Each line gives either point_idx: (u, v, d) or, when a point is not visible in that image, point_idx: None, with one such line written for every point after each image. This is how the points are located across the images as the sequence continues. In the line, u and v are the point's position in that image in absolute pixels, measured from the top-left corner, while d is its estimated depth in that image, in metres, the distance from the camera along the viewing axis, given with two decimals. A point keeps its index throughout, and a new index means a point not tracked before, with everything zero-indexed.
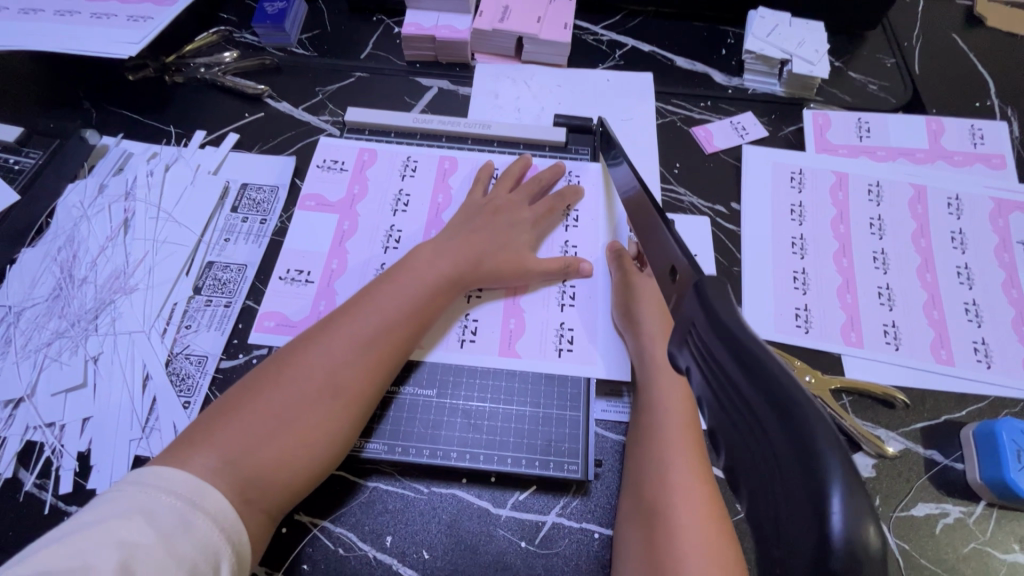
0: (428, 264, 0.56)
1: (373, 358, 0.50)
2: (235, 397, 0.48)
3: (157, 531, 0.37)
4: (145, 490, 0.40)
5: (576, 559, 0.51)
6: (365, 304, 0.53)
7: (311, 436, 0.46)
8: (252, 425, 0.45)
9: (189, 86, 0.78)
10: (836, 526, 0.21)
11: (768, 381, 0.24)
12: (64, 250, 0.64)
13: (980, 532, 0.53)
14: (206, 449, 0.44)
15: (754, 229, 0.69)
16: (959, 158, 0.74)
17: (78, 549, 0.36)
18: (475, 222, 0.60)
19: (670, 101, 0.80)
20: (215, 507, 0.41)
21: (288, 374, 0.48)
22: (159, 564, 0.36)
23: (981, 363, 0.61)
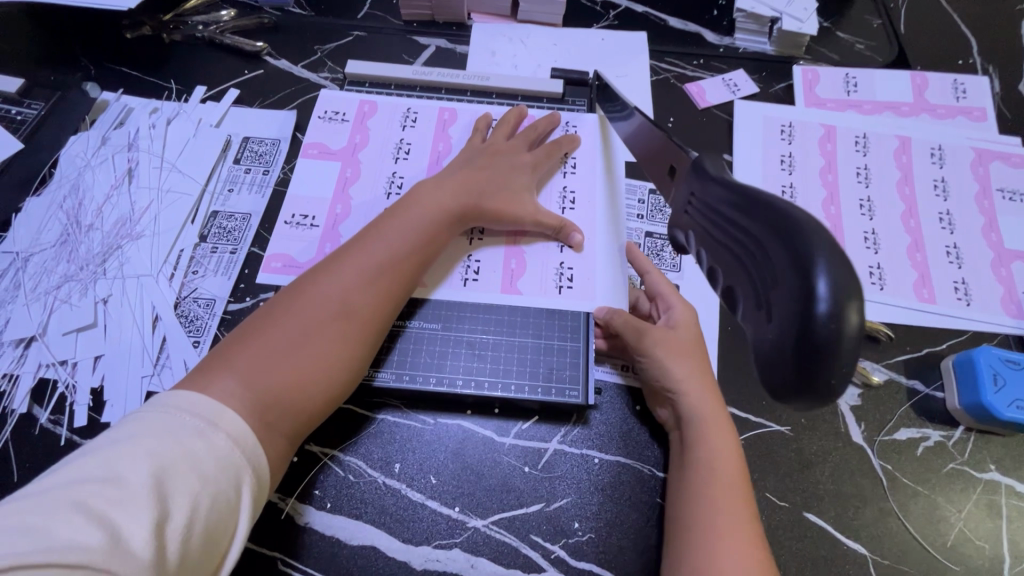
0: (430, 200, 0.58)
1: (380, 290, 0.53)
2: (248, 328, 0.49)
3: (182, 448, 0.39)
4: (167, 411, 0.41)
5: (577, 482, 0.53)
6: (368, 239, 0.55)
7: (325, 362, 0.49)
8: (267, 351, 0.47)
9: (187, 43, 0.78)
10: (820, 288, 0.27)
11: (759, 207, 0.32)
12: (69, 198, 0.65)
13: (959, 454, 0.56)
14: (223, 374, 0.45)
15: (745, 179, 0.72)
16: (942, 111, 0.77)
17: (110, 461, 0.38)
18: (475, 164, 0.62)
19: (664, 59, 0.81)
20: (236, 429, 0.42)
21: (297, 305, 0.50)
22: (184, 479, 0.38)
23: (961, 300, 0.64)
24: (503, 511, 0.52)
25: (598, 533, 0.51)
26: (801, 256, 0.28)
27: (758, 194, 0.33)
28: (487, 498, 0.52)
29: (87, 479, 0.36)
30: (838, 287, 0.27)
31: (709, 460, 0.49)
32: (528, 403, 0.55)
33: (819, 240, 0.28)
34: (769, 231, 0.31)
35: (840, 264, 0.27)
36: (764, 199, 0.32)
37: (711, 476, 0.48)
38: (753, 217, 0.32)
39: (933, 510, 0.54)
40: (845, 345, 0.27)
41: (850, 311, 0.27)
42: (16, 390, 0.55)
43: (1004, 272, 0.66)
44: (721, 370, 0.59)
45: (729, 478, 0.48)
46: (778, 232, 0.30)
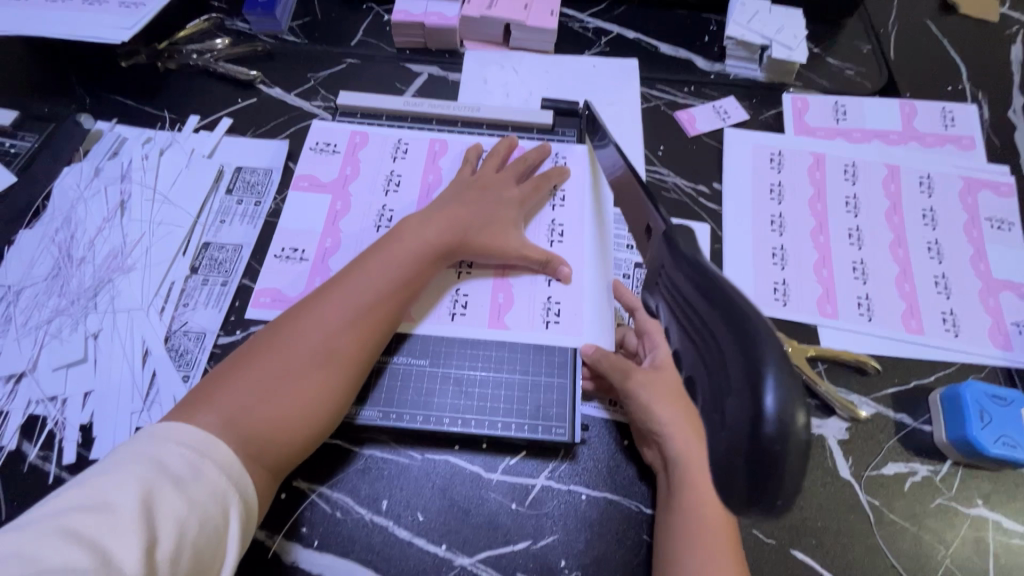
0: (416, 235, 0.58)
1: (366, 323, 0.53)
2: (234, 363, 0.50)
3: (171, 476, 0.40)
4: (157, 441, 0.42)
5: (564, 518, 0.53)
6: (355, 273, 0.55)
7: (308, 397, 0.49)
8: (251, 387, 0.48)
9: (181, 72, 0.79)
10: (766, 406, 0.27)
11: (716, 297, 0.32)
12: (62, 230, 0.65)
13: (946, 489, 0.56)
14: (207, 411, 0.46)
15: (734, 207, 0.72)
16: (931, 139, 0.77)
17: (99, 490, 0.38)
18: (462, 198, 0.62)
19: (655, 86, 0.82)
20: (222, 460, 0.43)
21: (283, 340, 0.51)
22: (173, 504, 0.38)
23: (950, 332, 0.64)
24: (490, 549, 0.52)
25: (585, 570, 0.51)
26: (753, 364, 0.28)
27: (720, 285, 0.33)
28: (474, 535, 0.52)
29: (77, 506, 0.37)
30: (785, 405, 0.27)
31: (695, 501, 0.50)
32: (515, 438, 0.56)
33: (772, 351, 0.28)
34: (725, 331, 0.31)
35: (785, 381, 0.27)
36: (723, 293, 0.32)
37: (698, 515, 0.49)
38: (711, 309, 0.32)
39: (920, 546, 0.54)
40: (791, 463, 0.28)
41: (794, 425, 0.27)
42: (5, 426, 0.55)
43: (992, 303, 0.66)
44: None
45: (714, 518, 0.49)
46: (733, 335, 0.30)
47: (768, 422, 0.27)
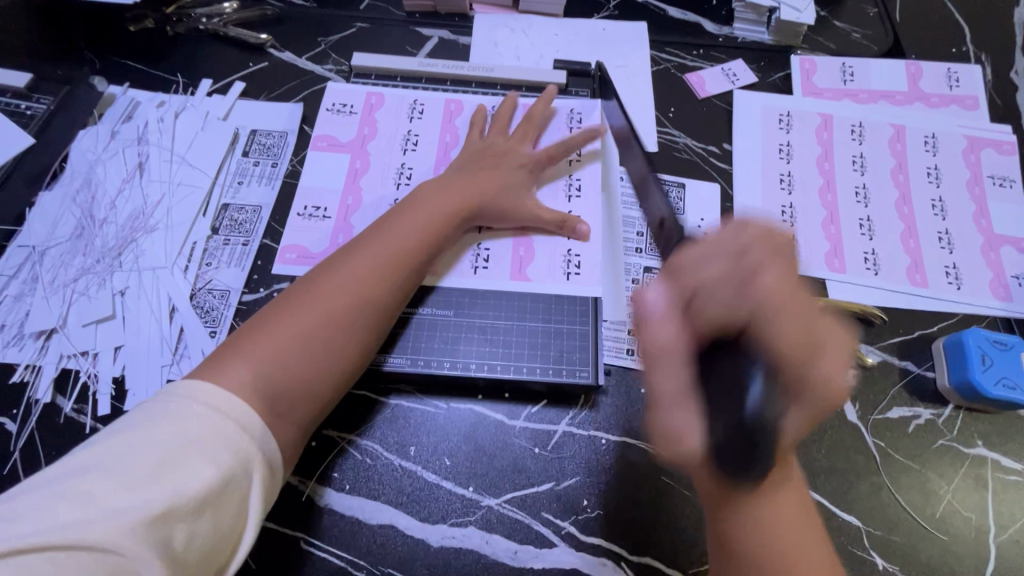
0: (437, 197, 0.60)
1: (386, 283, 0.54)
2: (259, 317, 0.51)
3: (186, 435, 0.41)
4: (176, 398, 0.43)
5: (586, 461, 0.56)
6: (376, 236, 0.56)
7: (333, 352, 0.51)
8: (275, 340, 0.49)
9: (190, 36, 0.79)
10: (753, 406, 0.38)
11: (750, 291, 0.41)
12: (82, 192, 0.66)
13: (948, 430, 0.59)
14: (235, 361, 0.47)
15: (744, 166, 0.73)
16: (936, 99, 0.78)
17: (121, 448, 0.40)
18: (479, 164, 0.64)
19: (664, 49, 0.82)
20: (242, 414, 0.44)
21: (307, 296, 0.52)
22: (190, 465, 0.40)
23: (953, 284, 0.66)
24: (515, 490, 0.54)
25: (606, 509, 0.54)
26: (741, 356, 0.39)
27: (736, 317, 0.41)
28: (500, 478, 0.55)
29: (96, 464, 0.39)
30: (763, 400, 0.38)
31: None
32: (537, 386, 0.58)
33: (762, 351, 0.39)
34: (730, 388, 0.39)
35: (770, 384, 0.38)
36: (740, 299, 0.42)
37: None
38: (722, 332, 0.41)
39: (924, 483, 0.57)
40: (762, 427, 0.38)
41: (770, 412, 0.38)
42: (39, 380, 0.56)
43: (993, 257, 0.68)
44: None
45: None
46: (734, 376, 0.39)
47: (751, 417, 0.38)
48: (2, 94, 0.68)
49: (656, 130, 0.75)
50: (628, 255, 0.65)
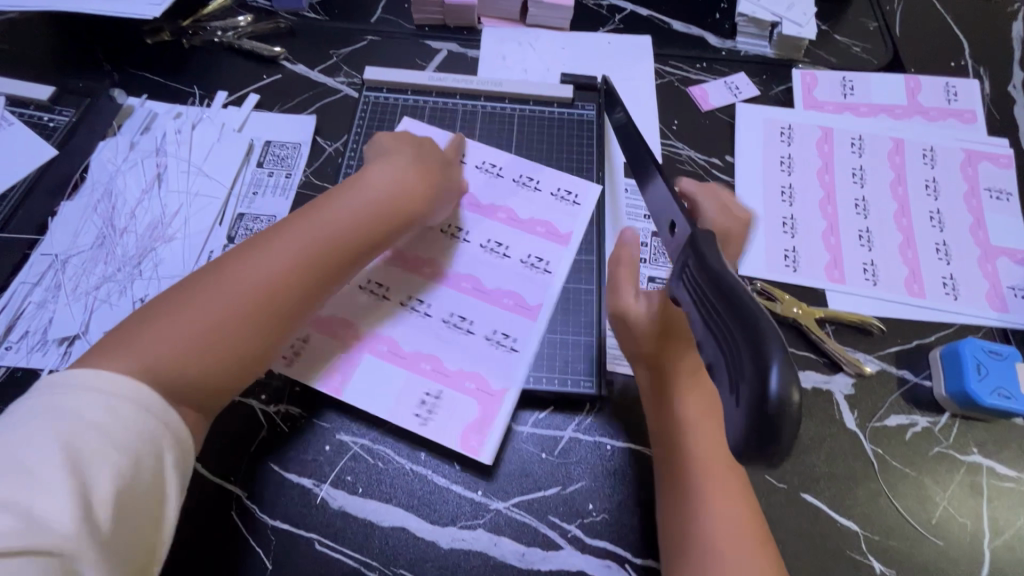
0: (377, 189, 0.58)
1: (297, 280, 0.52)
2: (155, 306, 0.48)
3: (97, 430, 0.40)
4: (79, 391, 0.42)
5: (592, 466, 0.57)
6: (295, 226, 0.54)
7: (235, 350, 0.48)
8: (169, 333, 0.46)
9: (205, 49, 0.81)
10: (771, 387, 0.29)
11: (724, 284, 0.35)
12: (103, 202, 0.68)
13: (944, 438, 0.61)
14: (121, 355, 0.45)
15: (746, 178, 0.75)
16: (935, 113, 0.80)
17: (14, 454, 0.38)
18: (426, 154, 0.64)
19: (668, 63, 0.84)
20: (139, 397, 0.43)
21: (211, 288, 0.49)
22: (98, 455, 0.40)
23: (950, 295, 0.68)
24: (523, 494, 0.56)
25: (610, 513, 0.55)
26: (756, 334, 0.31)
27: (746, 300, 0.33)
28: (508, 482, 0.56)
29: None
30: (787, 380, 0.29)
31: (703, 519, 0.49)
32: (544, 393, 0.60)
33: (775, 335, 0.30)
34: (748, 369, 0.31)
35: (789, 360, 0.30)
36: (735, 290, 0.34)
37: (704, 544, 0.49)
38: (733, 315, 0.33)
39: (920, 489, 0.58)
40: (786, 423, 0.29)
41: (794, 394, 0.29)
42: None
43: (990, 268, 0.70)
44: None
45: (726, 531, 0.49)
46: (750, 367, 0.31)
47: (772, 404, 0.29)
48: (26, 107, 0.70)
49: (660, 143, 0.77)
50: None
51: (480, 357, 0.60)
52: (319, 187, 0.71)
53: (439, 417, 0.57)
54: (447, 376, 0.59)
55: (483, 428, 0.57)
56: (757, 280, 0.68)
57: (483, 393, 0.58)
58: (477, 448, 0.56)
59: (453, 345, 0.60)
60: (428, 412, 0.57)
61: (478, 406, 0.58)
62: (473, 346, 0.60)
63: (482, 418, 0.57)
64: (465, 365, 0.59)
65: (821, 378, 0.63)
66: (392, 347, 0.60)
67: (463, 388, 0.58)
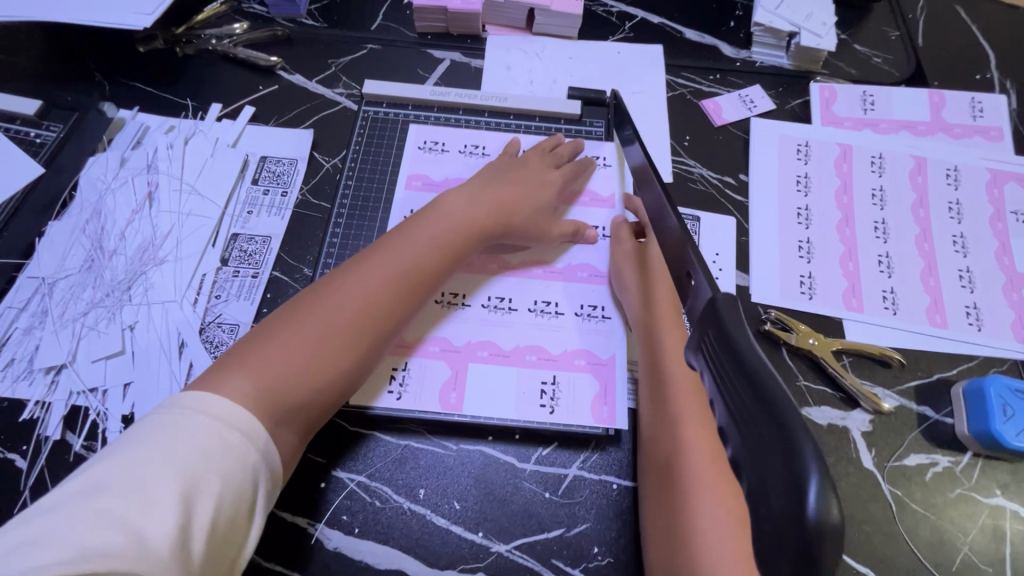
0: (456, 209, 0.61)
1: (393, 296, 0.55)
2: (267, 328, 0.52)
3: (202, 455, 0.42)
4: (185, 414, 0.43)
5: (597, 507, 0.55)
6: (387, 249, 0.57)
7: (334, 366, 0.51)
8: (283, 353, 0.50)
9: (200, 58, 0.78)
10: (809, 501, 0.24)
11: (747, 364, 0.30)
12: (91, 223, 0.65)
13: (966, 479, 0.58)
14: (237, 374, 0.47)
15: (761, 198, 0.72)
16: (959, 130, 0.76)
17: (132, 468, 0.40)
18: (509, 176, 0.66)
19: (680, 74, 0.81)
20: (251, 427, 0.45)
21: (312, 309, 0.52)
22: (206, 478, 0.41)
23: (973, 326, 0.65)
24: (525, 536, 0.54)
25: (616, 557, 0.53)
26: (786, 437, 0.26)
27: (766, 384, 0.28)
28: (510, 523, 0.54)
29: (110, 484, 0.39)
30: (824, 496, 0.24)
31: (690, 451, 0.51)
32: (548, 429, 0.58)
33: (807, 438, 0.26)
34: (774, 471, 0.26)
35: (828, 471, 0.25)
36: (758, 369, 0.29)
37: (695, 474, 0.49)
38: (754, 397, 0.28)
39: (940, 534, 0.56)
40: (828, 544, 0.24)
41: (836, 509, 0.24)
42: (49, 417, 0.56)
43: (1016, 297, 0.67)
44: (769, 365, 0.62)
45: (712, 459, 0.50)
46: (778, 477, 0.26)
47: (810, 525, 0.24)
48: (13, 121, 0.68)
49: (670, 161, 0.74)
50: None
51: (580, 335, 0.62)
52: (316, 206, 0.68)
53: (526, 397, 0.59)
54: (508, 357, 0.61)
55: (608, 399, 0.59)
56: (772, 309, 0.65)
57: (595, 367, 0.60)
58: (611, 417, 0.58)
59: (515, 323, 0.62)
60: (552, 401, 0.59)
61: (596, 379, 0.60)
62: (569, 326, 0.63)
63: (603, 389, 0.59)
64: (521, 341, 0.62)
65: (837, 414, 0.60)
66: (443, 346, 0.61)
67: (576, 367, 0.60)
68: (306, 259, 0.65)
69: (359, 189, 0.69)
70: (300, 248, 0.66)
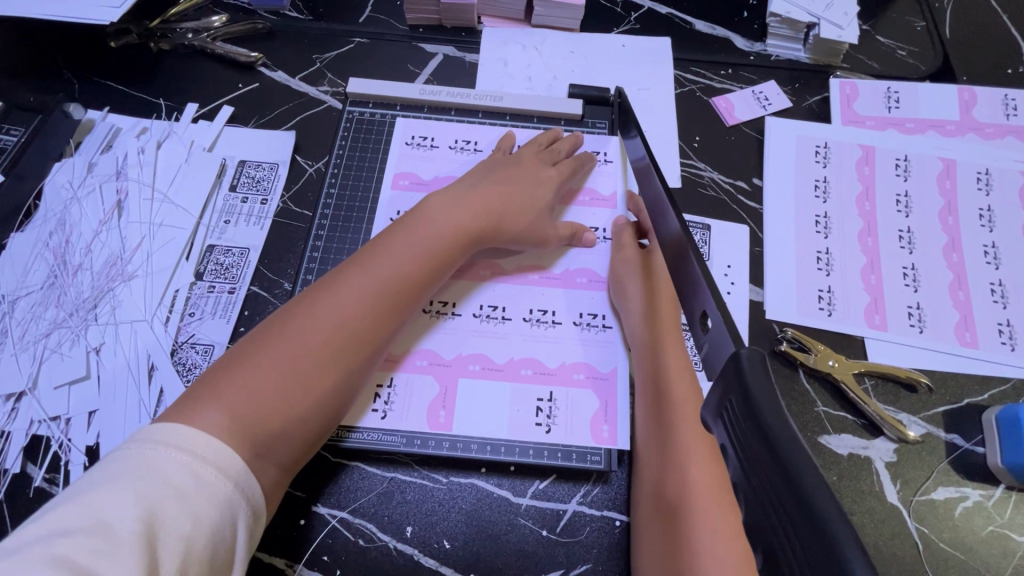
0: (446, 214, 0.56)
1: (381, 307, 0.50)
2: (242, 351, 0.46)
3: (173, 491, 0.36)
4: (157, 446, 0.38)
5: (598, 547, 0.51)
6: (373, 256, 0.53)
7: (320, 389, 0.46)
8: (261, 378, 0.44)
9: (176, 53, 0.73)
10: None
11: (772, 437, 0.25)
12: (56, 235, 0.61)
13: (998, 515, 0.53)
14: (210, 406, 0.42)
15: (776, 205, 0.67)
16: (991, 130, 0.71)
17: (95, 509, 0.35)
18: (500, 175, 0.61)
19: (689, 69, 0.75)
20: (224, 461, 0.39)
21: (293, 327, 0.47)
22: (176, 519, 0.36)
23: (1006, 345, 0.60)
24: None
25: None
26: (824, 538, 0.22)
27: (792, 453, 0.24)
28: (505, 564, 0.50)
29: (68, 528, 0.34)
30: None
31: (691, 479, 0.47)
32: (545, 462, 0.53)
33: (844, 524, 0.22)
34: (804, 562, 0.22)
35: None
36: (784, 446, 0.25)
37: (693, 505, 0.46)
38: (778, 469, 0.24)
39: None
40: None
41: None
42: (8, 448, 0.52)
43: None
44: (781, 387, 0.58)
45: (711, 487, 0.46)
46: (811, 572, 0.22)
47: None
48: None
49: (679, 164, 0.69)
50: None
51: (579, 346, 0.57)
52: (298, 215, 0.64)
53: (520, 415, 0.55)
54: (501, 371, 0.56)
55: (609, 416, 0.55)
56: (788, 328, 0.60)
57: (595, 380, 0.56)
58: (612, 437, 0.54)
59: (508, 335, 0.58)
60: (548, 419, 0.54)
61: (597, 395, 0.55)
62: (567, 336, 0.58)
63: (604, 404, 0.55)
64: (515, 354, 0.57)
65: (859, 443, 0.56)
66: (431, 359, 0.57)
67: (575, 381, 0.56)
68: (287, 272, 0.61)
69: (342, 198, 0.64)
70: (280, 261, 0.61)
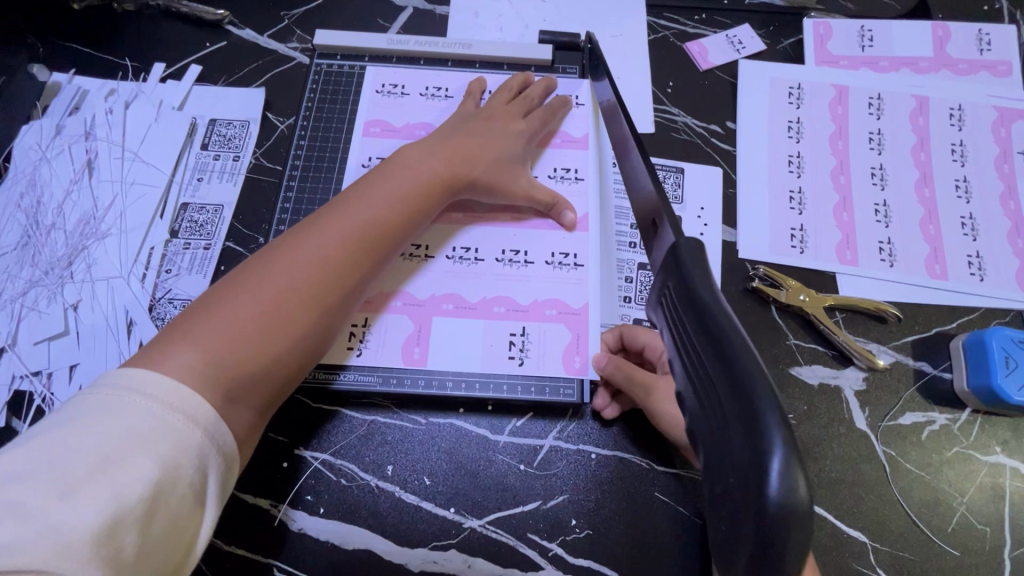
0: (420, 163, 0.56)
1: (358, 250, 0.50)
2: (217, 294, 0.46)
3: (134, 436, 0.36)
4: (119, 392, 0.38)
5: (574, 478, 0.52)
6: (349, 202, 0.52)
7: (297, 332, 0.47)
8: (236, 320, 0.44)
9: (140, 14, 0.71)
10: (771, 477, 0.24)
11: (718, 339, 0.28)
12: (27, 196, 0.61)
13: (964, 437, 0.55)
14: (184, 347, 0.42)
15: (750, 147, 0.67)
16: (964, 66, 0.71)
17: (51, 453, 0.35)
18: (472, 129, 0.60)
19: (663, 15, 0.74)
20: (194, 409, 0.39)
21: (268, 270, 0.47)
22: (138, 465, 0.36)
23: (975, 275, 0.61)
24: (500, 510, 0.51)
25: (596, 528, 0.50)
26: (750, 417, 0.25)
27: (739, 360, 0.27)
28: (483, 497, 0.51)
29: (22, 473, 0.34)
30: (789, 474, 0.24)
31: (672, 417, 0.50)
32: (521, 400, 0.54)
33: (772, 410, 0.25)
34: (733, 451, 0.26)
35: (793, 445, 0.24)
36: (726, 343, 0.28)
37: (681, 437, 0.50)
38: (722, 372, 0.27)
39: (936, 496, 0.53)
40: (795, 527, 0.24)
41: (800, 486, 0.24)
42: None
43: (1020, 244, 0.62)
44: (756, 323, 0.59)
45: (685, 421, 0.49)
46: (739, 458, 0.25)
47: (772, 508, 0.23)
48: None
49: (652, 109, 0.69)
50: (621, 251, 0.61)
51: (551, 283, 0.58)
52: (271, 170, 0.64)
53: (493, 349, 0.56)
54: (476, 310, 0.57)
55: (582, 349, 0.56)
56: (759, 265, 0.61)
57: (569, 316, 0.57)
58: (584, 368, 0.55)
59: (481, 274, 0.59)
60: (521, 352, 0.56)
61: (570, 328, 0.57)
62: (540, 276, 0.59)
63: (577, 337, 0.56)
64: (488, 292, 0.58)
65: (828, 373, 0.57)
66: (406, 300, 0.57)
67: (548, 317, 0.57)
68: (261, 227, 0.61)
69: (312, 151, 0.64)
70: (254, 216, 0.61)
